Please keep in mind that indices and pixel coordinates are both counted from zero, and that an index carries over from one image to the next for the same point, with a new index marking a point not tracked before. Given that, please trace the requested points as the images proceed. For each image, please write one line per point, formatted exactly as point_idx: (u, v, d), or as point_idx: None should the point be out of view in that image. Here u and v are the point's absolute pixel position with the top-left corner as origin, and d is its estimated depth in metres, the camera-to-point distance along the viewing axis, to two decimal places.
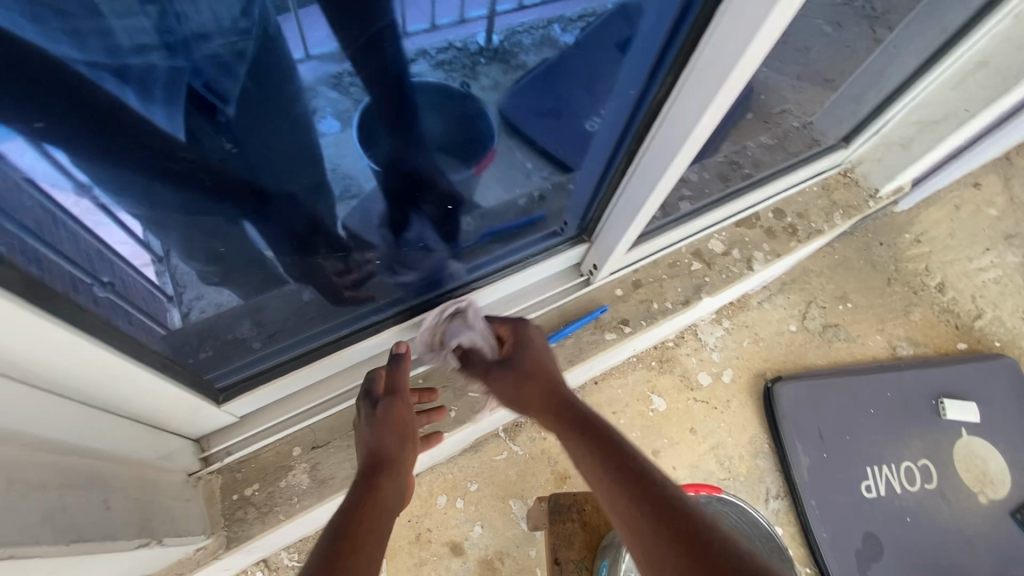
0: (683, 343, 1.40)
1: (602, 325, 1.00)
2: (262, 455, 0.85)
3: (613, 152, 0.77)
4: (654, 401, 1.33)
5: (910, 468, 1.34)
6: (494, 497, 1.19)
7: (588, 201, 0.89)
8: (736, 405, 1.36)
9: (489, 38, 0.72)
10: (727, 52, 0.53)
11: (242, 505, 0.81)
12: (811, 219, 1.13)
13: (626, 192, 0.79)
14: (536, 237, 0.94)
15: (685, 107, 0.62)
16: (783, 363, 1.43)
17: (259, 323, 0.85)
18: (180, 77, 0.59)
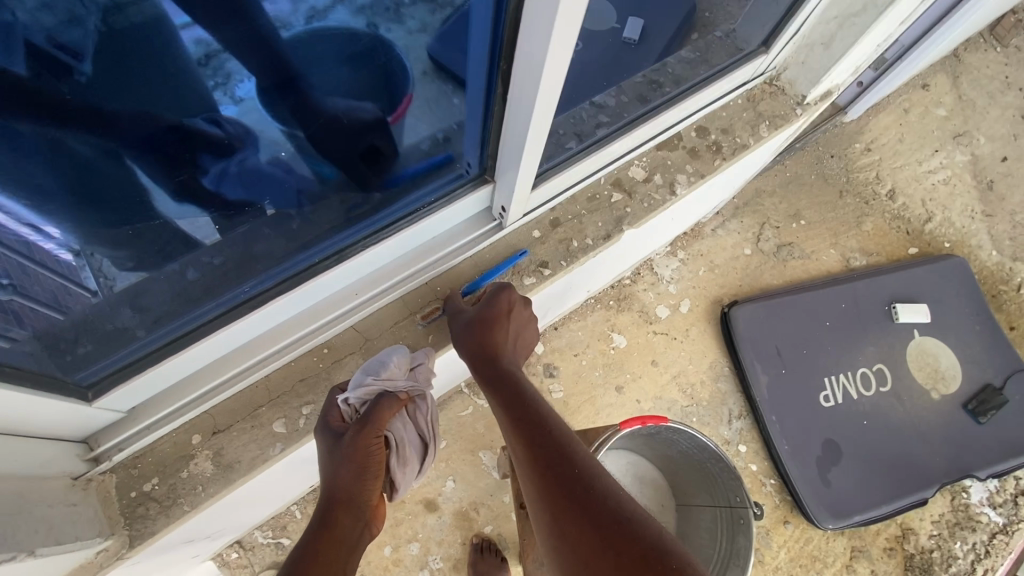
0: (640, 279, 1.39)
1: (521, 269, 0.91)
2: (158, 447, 0.75)
3: (486, 86, 0.67)
4: (615, 340, 1.33)
5: (865, 374, 1.38)
6: (463, 452, 1.20)
7: (481, 134, 0.75)
8: (695, 333, 1.37)
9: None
10: None
11: (143, 501, 0.71)
12: (734, 135, 1.03)
13: (509, 132, 0.70)
14: (436, 182, 0.82)
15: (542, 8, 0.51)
16: (739, 287, 1.43)
17: (141, 308, 0.71)
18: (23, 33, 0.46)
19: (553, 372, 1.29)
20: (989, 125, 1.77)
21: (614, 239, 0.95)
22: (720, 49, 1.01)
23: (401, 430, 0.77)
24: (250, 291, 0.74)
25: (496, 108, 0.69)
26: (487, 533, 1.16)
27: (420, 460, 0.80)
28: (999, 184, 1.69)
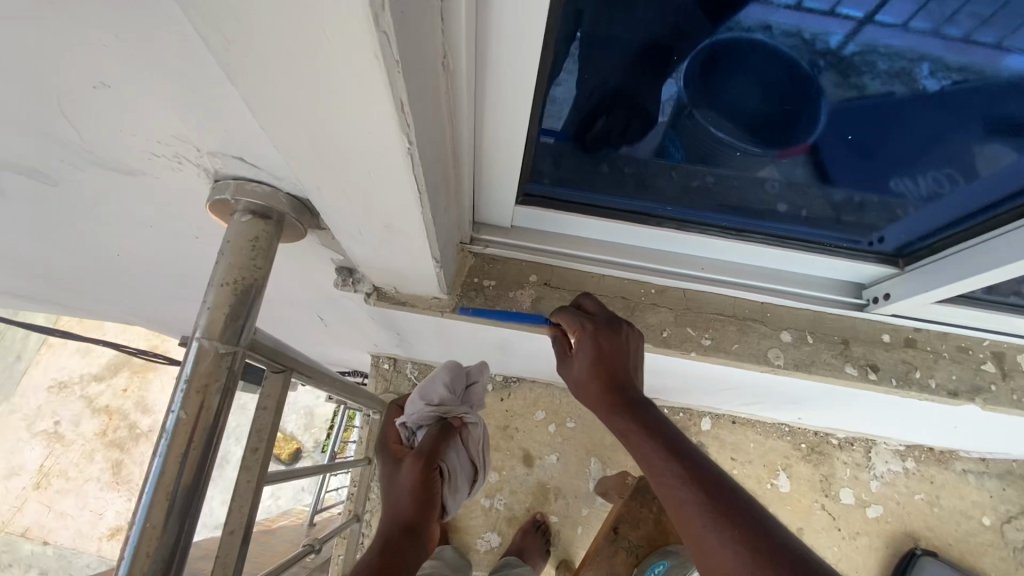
0: (848, 450, 1.23)
1: (851, 354, 0.77)
2: (509, 264, 0.80)
3: (1002, 199, 0.62)
4: (779, 479, 1.22)
5: None
6: (582, 445, 1.22)
7: (930, 232, 0.70)
8: (861, 542, 1.20)
9: (844, 42, 0.55)
10: None
11: (476, 289, 0.77)
12: None
13: (970, 250, 0.63)
14: (842, 235, 0.74)
15: None
16: (945, 543, 1.19)
17: (557, 163, 0.70)
18: None
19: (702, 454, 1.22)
20: None
21: (958, 402, 0.76)
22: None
23: (454, 458, 0.79)
24: (649, 208, 0.73)
25: (984, 223, 0.63)
26: (549, 521, 1.18)
27: (468, 482, 0.82)
28: None
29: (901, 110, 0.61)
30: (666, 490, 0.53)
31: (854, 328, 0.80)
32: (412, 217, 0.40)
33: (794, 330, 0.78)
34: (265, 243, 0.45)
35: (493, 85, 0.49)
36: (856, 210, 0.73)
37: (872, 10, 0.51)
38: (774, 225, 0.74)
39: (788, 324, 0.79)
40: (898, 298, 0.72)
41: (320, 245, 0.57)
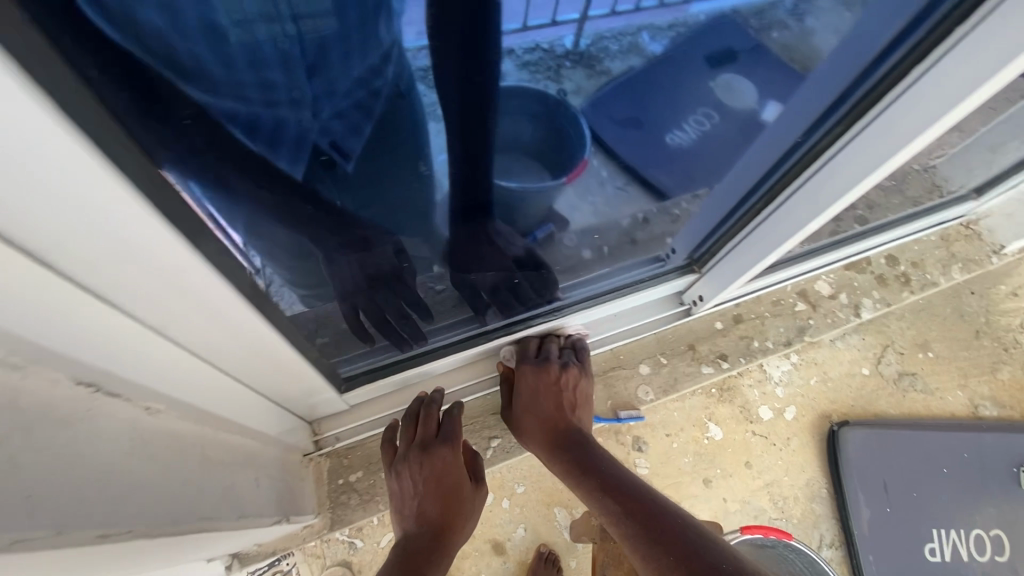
0: (748, 373, 1.36)
1: (700, 357, 1.32)
2: (365, 445, 1.11)
3: (787, 153, 0.77)
4: (711, 429, 1.30)
5: (980, 536, 1.27)
6: (539, 502, 1.20)
7: (706, 235, 1.01)
8: (796, 443, 1.31)
9: (577, 41, 0.78)
10: (906, 126, 0.59)
11: (346, 490, 1.09)
12: (925, 270, 1.49)
13: (790, 200, 0.78)
14: (645, 262, 1.11)
15: (846, 162, 0.68)
16: (851, 408, 1.36)
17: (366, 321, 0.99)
18: (308, 137, 0.77)
19: (642, 447, 1.27)
20: None
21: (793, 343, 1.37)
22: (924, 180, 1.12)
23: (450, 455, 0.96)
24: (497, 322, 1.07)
25: (782, 177, 0.79)
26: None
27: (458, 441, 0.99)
28: None
29: (637, 72, 0.89)
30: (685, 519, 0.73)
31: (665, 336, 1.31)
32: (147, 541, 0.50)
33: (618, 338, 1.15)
34: None
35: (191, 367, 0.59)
36: (642, 226, 1.11)
37: (582, 11, 0.73)
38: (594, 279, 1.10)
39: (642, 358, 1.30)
40: (708, 295, 1.09)
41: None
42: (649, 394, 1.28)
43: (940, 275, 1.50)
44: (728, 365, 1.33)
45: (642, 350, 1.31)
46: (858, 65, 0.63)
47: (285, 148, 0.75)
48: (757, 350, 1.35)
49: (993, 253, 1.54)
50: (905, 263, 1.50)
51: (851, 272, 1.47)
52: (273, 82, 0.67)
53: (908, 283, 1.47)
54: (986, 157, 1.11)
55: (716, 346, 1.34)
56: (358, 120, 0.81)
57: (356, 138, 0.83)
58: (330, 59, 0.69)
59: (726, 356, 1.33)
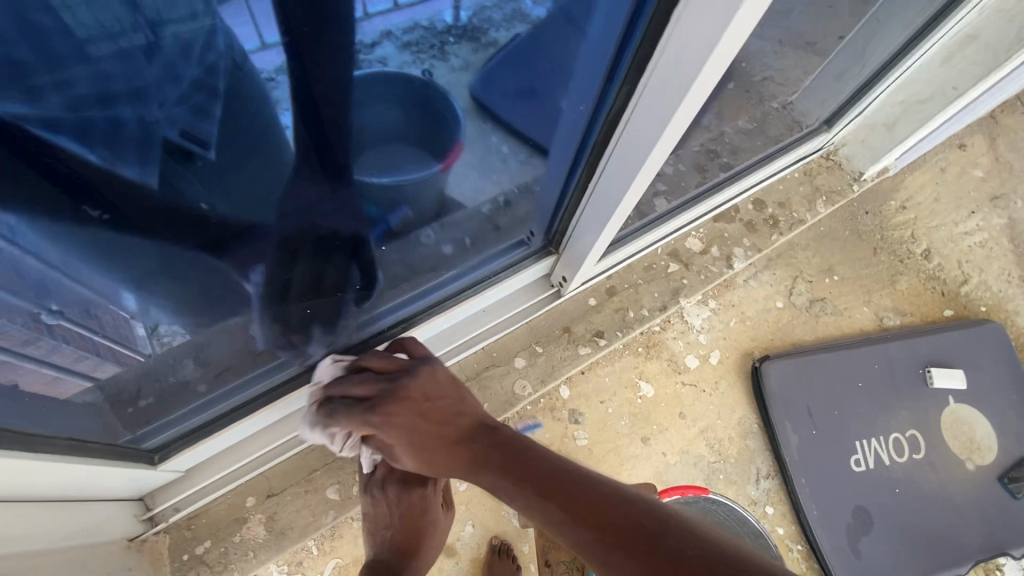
0: (670, 327, 1.37)
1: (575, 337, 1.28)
2: (211, 510, 1.03)
3: (592, 121, 0.76)
4: (642, 388, 1.31)
5: (898, 439, 1.35)
6: (484, 495, 1.18)
7: (555, 205, 0.97)
8: (724, 386, 1.35)
9: (456, 14, 0.65)
10: (683, 63, 0.57)
11: (194, 563, 1.00)
12: (790, 210, 1.48)
13: (609, 167, 0.79)
14: (507, 249, 1.07)
15: (645, 110, 0.66)
16: (770, 342, 1.41)
17: (202, 362, 0.89)
18: (155, 134, 0.58)
19: (578, 418, 1.26)
20: None
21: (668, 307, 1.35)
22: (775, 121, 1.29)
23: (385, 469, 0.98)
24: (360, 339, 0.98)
25: (597, 146, 0.80)
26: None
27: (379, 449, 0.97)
28: None
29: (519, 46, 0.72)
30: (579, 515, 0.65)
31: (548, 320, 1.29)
32: None
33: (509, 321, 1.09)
34: None
35: None
36: (505, 210, 1.03)
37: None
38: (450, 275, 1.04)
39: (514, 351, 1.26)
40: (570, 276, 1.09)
41: None
42: (527, 387, 1.23)
43: (805, 214, 1.49)
44: (606, 342, 1.30)
45: (515, 342, 1.26)
46: (618, 36, 0.62)
47: (130, 150, 0.56)
48: (633, 321, 1.32)
49: (853, 180, 1.53)
50: (772, 205, 1.49)
51: (720, 223, 1.45)
52: (108, 76, 0.49)
53: (776, 226, 1.47)
54: (833, 87, 1.27)
55: (591, 325, 1.31)
56: (204, 101, 0.59)
57: (210, 122, 0.62)
58: (171, 46, 0.51)
59: (603, 333, 1.30)
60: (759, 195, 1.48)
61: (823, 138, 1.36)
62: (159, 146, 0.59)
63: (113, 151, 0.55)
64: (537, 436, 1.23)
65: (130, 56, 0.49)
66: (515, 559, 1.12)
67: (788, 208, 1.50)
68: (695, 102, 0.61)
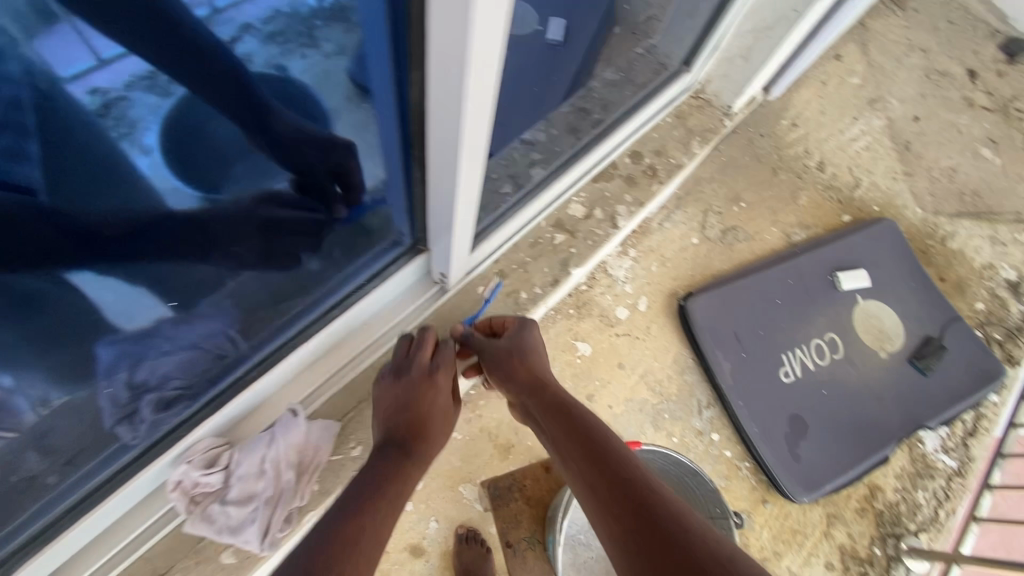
0: (596, 284, 1.38)
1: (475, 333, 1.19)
2: None
3: (402, 118, 0.72)
4: (579, 348, 1.33)
5: (819, 344, 1.45)
6: (443, 489, 1.17)
7: (407, 208, 0.92)
8: (656, 329, 1.39)
9: (216, 10, 0.53)
10: (449, 30, 0.54)
11: None
12: (667, 156, 1.37)
13: (433, 158, 0.75)
14: (377, 250, 1.01)
15: (440, 87, 0.62)
16: (692, 278, 1.45)
17: (48, 450, 0.82)
18: None
19: None
20: (899, 88, 1.87)
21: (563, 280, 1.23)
22: (643, 69, 1.32)
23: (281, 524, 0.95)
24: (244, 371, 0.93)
25: (415, 141, 0.75)
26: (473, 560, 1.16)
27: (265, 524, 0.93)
28: (915, 144, 1.80)
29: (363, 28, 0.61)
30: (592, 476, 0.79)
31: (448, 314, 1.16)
32: None
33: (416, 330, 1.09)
34: None
35: None
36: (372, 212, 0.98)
37: None
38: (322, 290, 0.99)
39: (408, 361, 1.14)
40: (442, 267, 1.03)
41: None
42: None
43: (681, 156, 1.40)
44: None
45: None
46: (384, 12, 0.57)
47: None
48: (528, 302, 1.19)
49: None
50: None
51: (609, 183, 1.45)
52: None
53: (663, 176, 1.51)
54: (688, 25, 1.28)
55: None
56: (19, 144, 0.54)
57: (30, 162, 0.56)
58: None
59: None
60: (634, 147, 1.37)
61: (686, 79, 1.37)
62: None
63: None
64: (485, 418, 1.22)
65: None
66: (485, 542, 1.12)
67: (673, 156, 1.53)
68: (488, 62, 0.59)
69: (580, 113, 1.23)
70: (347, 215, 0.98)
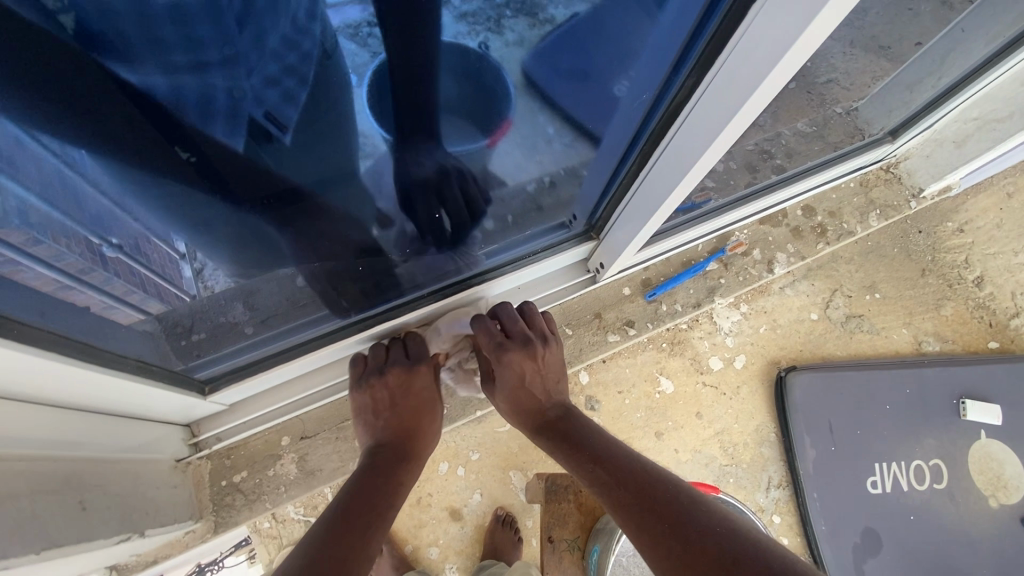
0: (697, 326, 1.34)
1: (607, 325, 1.25)
2: (251, 442, 1.00)
3: (639, 129, 0.71)
4: (662, 383, 1.30)
5: (920, 467, 1.32)
6: (494, 467, 1.19)
7: (597, 204, 0.91)
8: (745, 391, 1.33)
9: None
10: (744, 80, 0.51)
11: (231, 492, 0.98)
12: (841, 221, 1.42)
13: (663, 157, 0.69)
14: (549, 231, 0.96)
15: (696, 124, 0.60)
16: (799, 352, 1.38)
17: (252, 306, 0.83)
18: (241, 108, 0.54)
19: (595, 405, 1.26)
20: None
21: (704, 304, 1.31)
22: (839, 126, 1.07)
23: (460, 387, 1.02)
24: (394, 301, 0.92)
25: (636, 156, 0.75)
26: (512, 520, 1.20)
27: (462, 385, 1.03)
28: None
29: (585, 18, 0.60)
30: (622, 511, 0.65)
31: (604, 298, 1.26)
32: (53, 526, 0.63)
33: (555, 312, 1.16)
34: (134, 560, 0.93)
35: (105, 399, 0.67)
36: (551, 189, 0.88)
37: None
38: (492, 247, 0.93)
39: None
40: (607, 262, 1.00)
41: (106, 555, 0.76)
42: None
43: (855, 226, 1.43)
44: (636, 333, 1.26)
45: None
46: (679, 43, 0.56)
47: (218, 121, 0.53)
48: (665, 314, 1.28)
49: (911, 196, 1.47)
50: (822, 213, 1.42)
51: (766, 226, 1.39)
52: (202, 41, 0.47)
53: (824, 235, 1.41)
54: (905, 97, 1.07)
55: (624, 313, 1.26)
56: (293, 86, 0.57)
57: (294, 106, 0.59)
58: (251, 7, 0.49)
59: (634, 323, 1.26)
60: (809, 201, 1.42)
61: (884, 149, 1.19)
62: (246, 123, 0.56)
63: (204, 119, 0.52)
64: None
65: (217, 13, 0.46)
66: (517, 530, 1.16)
67: (837, 217, 1.43)
68: (773, 90, 0.51)
69: (762, 154, 0.98)
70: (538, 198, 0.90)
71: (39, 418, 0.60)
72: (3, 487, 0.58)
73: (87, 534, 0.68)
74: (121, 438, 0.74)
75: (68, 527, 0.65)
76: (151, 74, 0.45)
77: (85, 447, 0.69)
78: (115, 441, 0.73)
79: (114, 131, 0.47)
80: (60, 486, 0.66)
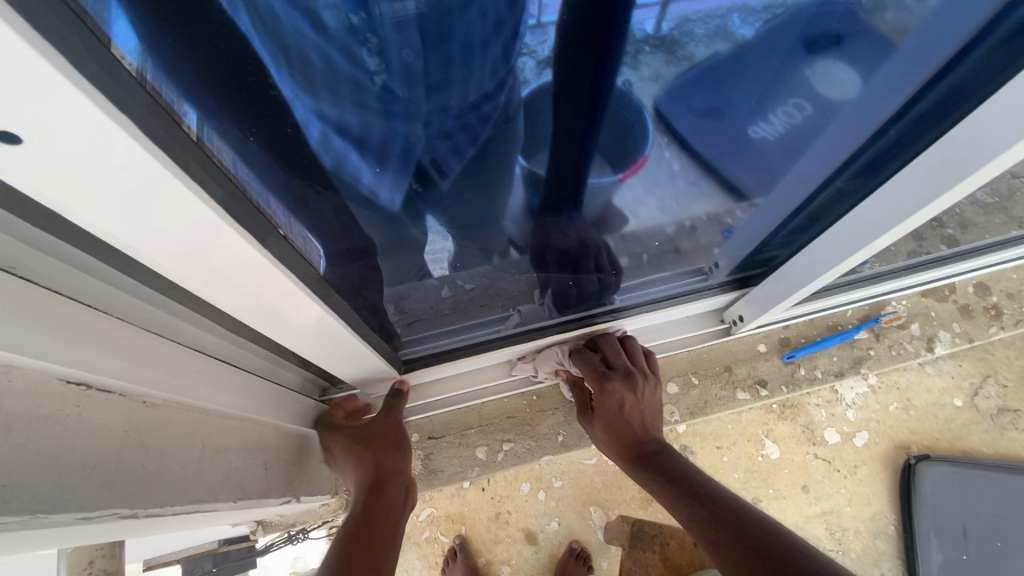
0: (816, 391, 1.23)
1: (738, 381, 1.18)
2: None
3: (819, 187, 0.71)
4: (767, 447, 1.21)
5: None
6: (575, 499, 1.18)
7: (742, 258, 0.91)
8: (863, 473, 1.20)
9: (657, 24, 0.43)
10: (1003, 130, 0.48)
11: None
12: (1020, 304, 1.25)
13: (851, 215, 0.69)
14: (688, 279, 0.97)
15: (916, 176, 0.59)
16: (935, 441, 1.22)
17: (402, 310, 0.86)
18: (412, 153, 0.52)
19: (689, 456, 1.20)
20: None
21: (848, 376, 1.21)
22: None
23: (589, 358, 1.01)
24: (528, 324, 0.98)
25: (815, 209, 0.75)
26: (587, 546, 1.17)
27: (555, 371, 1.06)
28: None
29: (756, 69, 0.50)
30: (704, 536, 0.63)
31: (729, 352, 1.19)
32: (243, 471, 0.68)
33: (671, 348, 1.13)
34: (276, 520, 1.05)
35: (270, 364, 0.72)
36: (690, 236, 0.84)
37: None
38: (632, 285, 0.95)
39: (672, 374, 1.17)
40: (749, 316, 0.99)
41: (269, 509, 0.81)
42: (674, 415, 1.16)
43: None
44: (769, 394, 1.19)
45: (673, 368, 1.17)
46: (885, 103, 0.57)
47: (393, 159, 0.52)
48: (803, 378, 1.20)
49: None
50: (997, 293, 1.26)
51: (926, 298, 1.25)
52: (393, 94, 0.43)
53: (1000, 319, 1.25)
54: None
55: (757, 370, 1.19)
56: (463, 142, 0.53)
57: (460, 158, 0.55)
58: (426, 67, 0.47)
59: (767, 383, 1.19)
60: (982, 277, 1.26)
61: None
62: (412, 167, 0.54)
63: (378, 163, 0.51)
64: None
65: (411, 78, 0.42)
66: (590, 567, 1.13)
67: (1016, 300, 1.26)
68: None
69: (932, 224, 0.88)
70: (688, 248, 0.88)
71: (240, 380, 0.65)
72: (222, 438, 0.65)
73: (262, 489, 0.73)
74: (286, 406, 0.80)
75: (252, 481, 0.70)
76: (346, 112, 0.44)
77: (265, 415, 0.74)
78: (284, 408, 0.79)
79: (300, 161, 0.48)
80: (246, 439, 0.71)
